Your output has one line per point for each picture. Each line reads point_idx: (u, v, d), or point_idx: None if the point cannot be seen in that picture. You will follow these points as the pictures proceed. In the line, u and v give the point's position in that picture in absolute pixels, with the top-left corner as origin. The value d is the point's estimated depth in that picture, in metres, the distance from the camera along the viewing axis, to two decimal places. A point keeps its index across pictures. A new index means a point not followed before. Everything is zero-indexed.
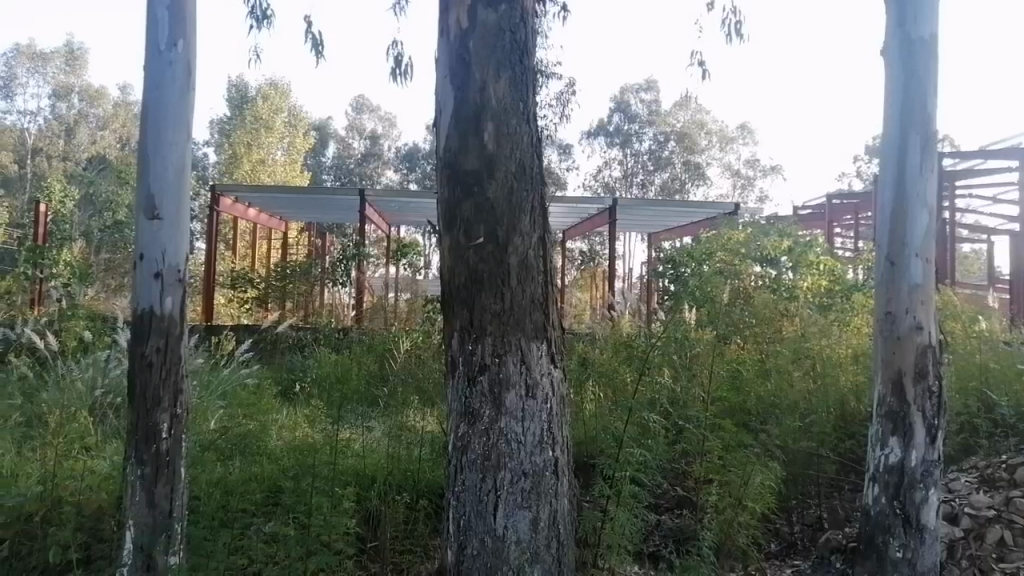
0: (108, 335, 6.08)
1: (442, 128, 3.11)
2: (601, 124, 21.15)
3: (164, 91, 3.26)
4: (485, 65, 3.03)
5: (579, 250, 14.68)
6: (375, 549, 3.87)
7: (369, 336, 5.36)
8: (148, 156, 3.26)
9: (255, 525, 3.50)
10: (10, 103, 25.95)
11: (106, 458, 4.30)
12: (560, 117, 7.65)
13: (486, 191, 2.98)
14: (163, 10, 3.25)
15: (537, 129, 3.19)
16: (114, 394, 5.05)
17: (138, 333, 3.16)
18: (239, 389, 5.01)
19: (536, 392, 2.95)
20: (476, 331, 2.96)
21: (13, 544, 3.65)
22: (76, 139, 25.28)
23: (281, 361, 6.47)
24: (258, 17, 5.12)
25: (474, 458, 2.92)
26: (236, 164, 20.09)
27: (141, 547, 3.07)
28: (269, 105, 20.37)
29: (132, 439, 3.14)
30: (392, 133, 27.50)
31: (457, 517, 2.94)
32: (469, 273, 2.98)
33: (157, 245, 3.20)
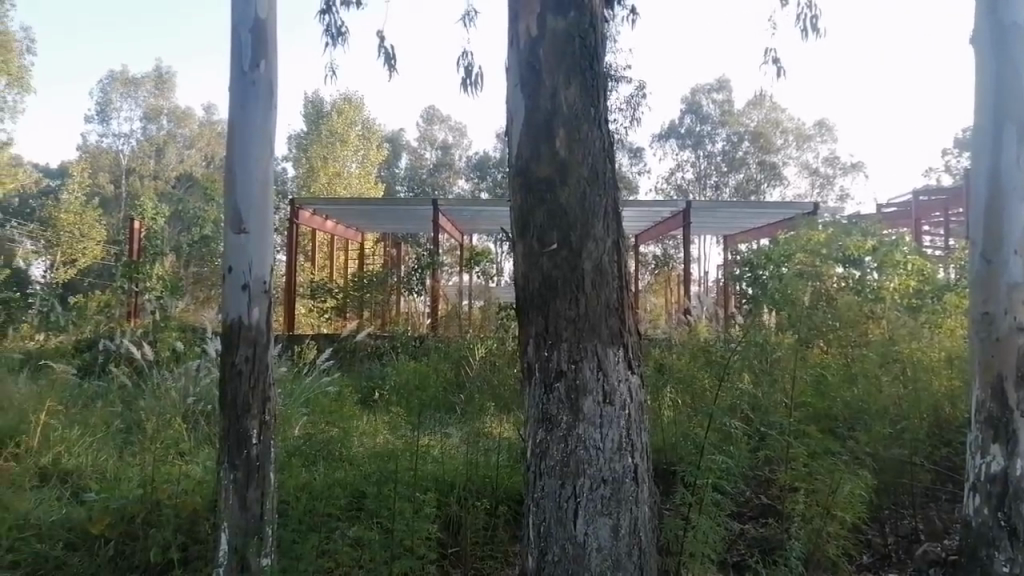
0: (199, 344, 6.38)
1: (514, 136, 3.13)
2: (671, 126, 20.91)
3: (249, 109, 3.41)
4: (556, 72, 3.04)
5: (653, 254, 14.46)
6: (456, 555, 3.94)
7: (446, 343, 5.44)
8: (235, 172, 3.41)
9: (341, 529, 3.61)
10: (106, 126, 27.57)
11: (199, 463, 4.49)
12: (632, 120, 7.61)
13: (559, 196, 2.99)
14: (246, 33, 3.39)
15: (608, 134, 3.18)
16: (204, 401, 5.24)
17: (229, 342, 3.29)
18: (321, 395, 5.16)
19: (614, 398, 2.93)
20: (552, 336, 2.97)
21: (117, 544, 3.84)
22: (165, 159, 26.60)
23: (360, 368, 6.63)
24: (333, 34, 5.28)
25: (553, 464, 2.92)
26: (313, 177, 20.69)
27: (236, 548, 3.19)
28: (344, 119, 21.03)
29: (225, 444, 3.27)
30: (463, 142, 27.93)
31: (536, 524, 2.95)
32: (544, 279, 2.99)
33: (244, 258, 3.34)
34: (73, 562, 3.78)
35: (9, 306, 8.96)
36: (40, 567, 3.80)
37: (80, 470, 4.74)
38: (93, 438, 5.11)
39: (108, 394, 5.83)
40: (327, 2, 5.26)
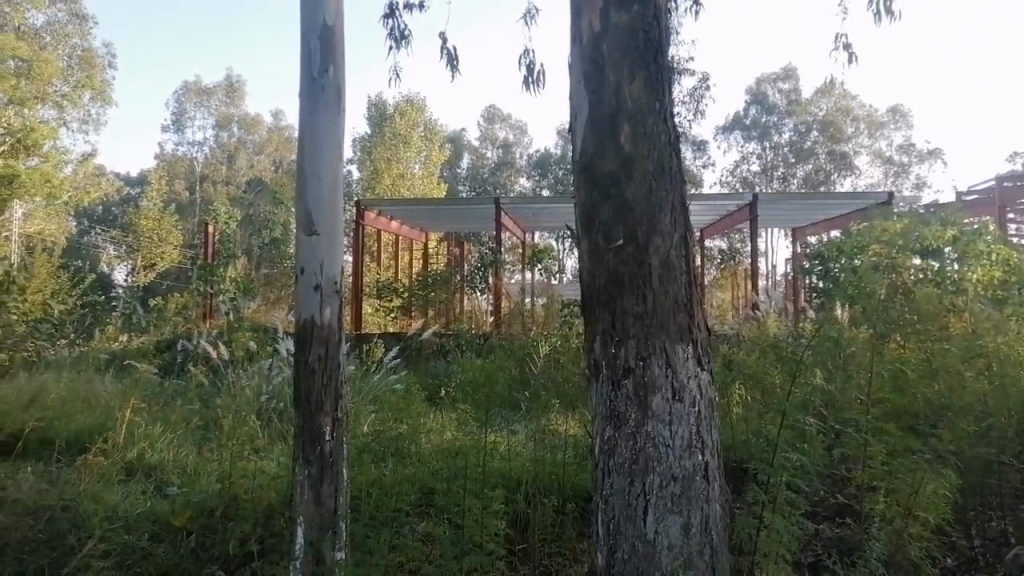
0: (270, 344, 6.57)
1: (578, 132, 3.12)
2: (736, 117, 20.95)
3: (318, 113, 3.49)
4: (620, 68, 3.02)
5: (719, 248, 14.18)
6: (525, 552, 4.00)
7: (510, 340, 5.45)
8: (306, 175, 3.50)
9: (410, 524, 3.70)
10: (181, 135, 28.64)
11: (273, 459, 4.62)
12: (695, 112, 7.48)
13: (624, 191, 2.96)
14: (315, 39, 3.48)
15: (675, 128, 3.12)
16: (277, 399, 5.39)
17: (302, 341, 3.38)
18: (388, 392, 5.23)
19: (684, 395, 2.89)
20: (619, 333, 2.95)
21: (198, 536, 4.01)
22: (236, 165, 27.49)
23: (426, 366, 6.72)
24: (397, 37, 5.36)
25: (621, 462, 2.90)
26: (377, 179, 20.98)
27: (312, 541, 3.27)
28: (407, 120, 21.34)
29: (300, 440, 3.36)
30: (524, 140, 28.04)
31: (605, 522, 2.93)
32: (610, 275, 2.97)
33: (316, 259, 3.42)
34: (158, 553, 3.96)
35: (95, 308, 9.41)
36: (129, 557, 3.97)
37: (162, 465, 4.96)
38: (174, 434, 5.33)
39: (188, 391, 6.08)
40: (390, 6, 5.34)
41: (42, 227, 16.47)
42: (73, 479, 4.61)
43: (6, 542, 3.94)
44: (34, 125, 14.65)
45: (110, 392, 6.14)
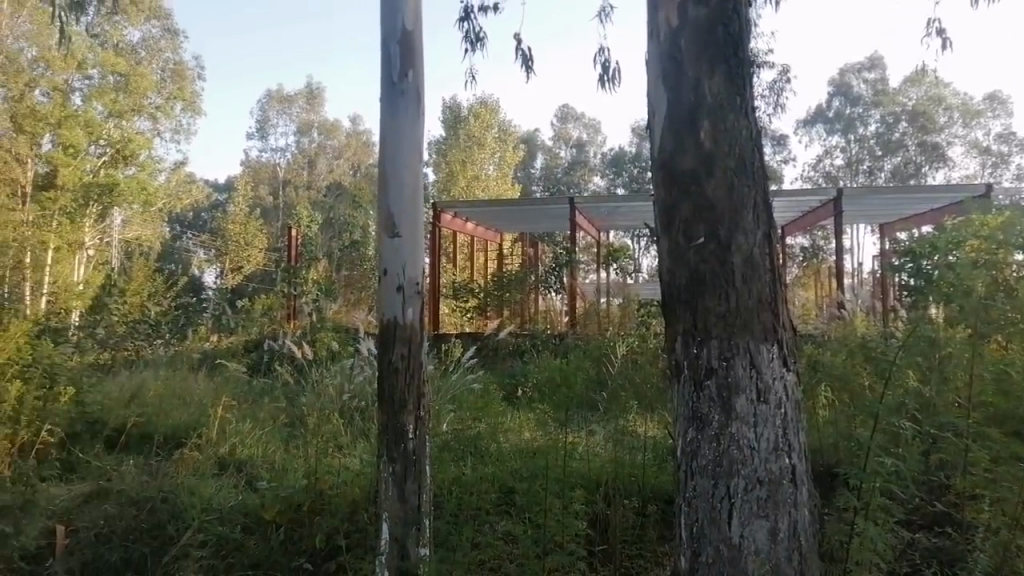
0: (351, 344, 6.75)
1: (656, 130, 3.08)
2: (819, 111, 20.67)
3: (398, 117, 3.57)
4: (699, 64, 2.97)
5: (801, 246, 13.72)
6: (605, 554, 3.97)
7: (586, 340, 5.43)
8: (387, 178, 3.57)
9: (490, 523, 3.77)
10: (265, 142, 29.66)
11: (357, 455, 4.74)
12: (775, 106, 7.28)
13: (705, 188, 2.91)
14: (394, 45, 3.56)
15: (757, 124, 3.05)
16: (360, 398, 5.50)
17: (385, 340, 3.45)
18: (467, 391, 5.29)
19: (769, 396, 2.82)
20: (702, 333, 2.89)
21: (286, 529, 4.17)
22: (317, 170, 28.32)
23: (503, 366, 6.77)
24: (472, 40, 5.42)
25: (705, 464, 2.85)
26: (452, 181, 21.26)
27: (397, 537, 3.35)
28: (482, 122, 21.58)
29: (384, 438, 3.44)
30: (597, 139, 28.05)
31: (688, 524, 2.89)
32: (690, 274, 2.92)
33: (398, 260, 3.50)
34: (250, 544, 4.14)
35: (187, 310, 9.84)
36: (224, 547, 4.17)
37: (252, 460, 5.14)
38: (263, 431, 5.55)
39: (275, 389, 6.31)
40: (465, 10, 5.40)
41: (139, 232, 17.26)
42: (171, 472, 4.85)
43: (113, 530, 4.22)
44: (132, 136, 15.84)
45: (203, 390, 6.45)
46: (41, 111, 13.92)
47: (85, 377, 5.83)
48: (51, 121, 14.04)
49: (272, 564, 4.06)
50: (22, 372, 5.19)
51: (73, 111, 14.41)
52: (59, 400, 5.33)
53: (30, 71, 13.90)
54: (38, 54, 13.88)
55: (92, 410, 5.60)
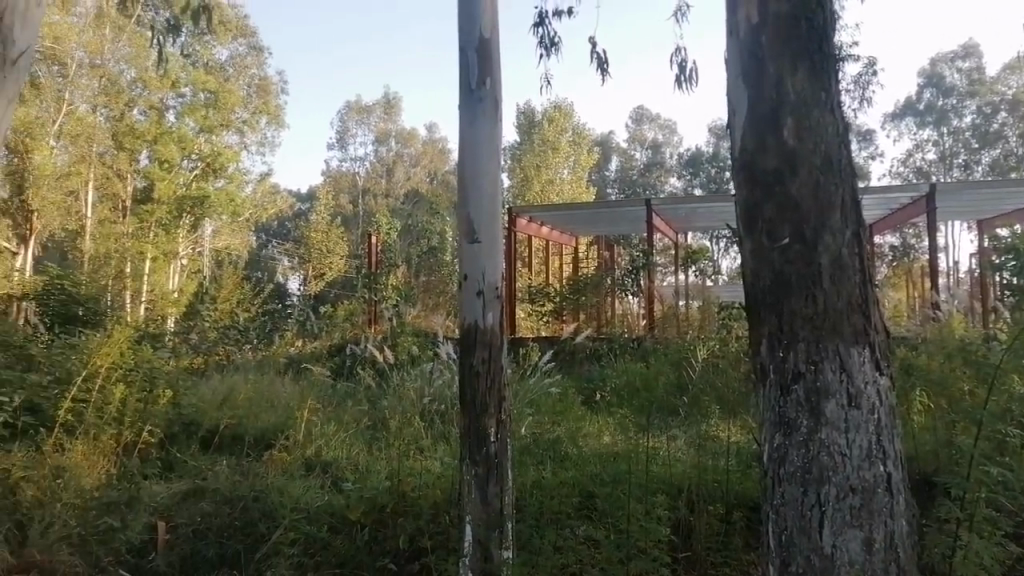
0: (431, 349, 6.88)
1: (736, 130, 2.91)
2: (909, 102, 19.72)
3: (477, 123, 3.61)
4: (781, 60, 2.78)
5: (890, 245, 13.16)
6: (689, 560, 3.83)
7: (665, 344, 5.37)
8: (467, 185, 3.63)
9: (572, 527, 3.80)
10: (344, 152, 30.46)
11: (437, 458, 4.83)
12: (862, 100, 7.01)
13: (789, 188, 2.73)
14: (472, 53, 3.61)
15: (845, 118, 2.84)
16: (439, 401, 5.63)
17: (465, 345, 3.49)
18: (546, 395, 5.31)
19: (861, 401, 2.64)
20: (788, 336, 2.71)
21: (371, 529, 4.25)
22: (395, 178, 28.88)
23: (581, 370, 6.78)
24: (547, 45, 5.44)
25: (793, 470, 2.69)
26: (527, 186, 21.37)
27: (480, 539, 3.37)
28: (556, 127, 21.17)
29: (466, 441, 3.48)
30: (673, 139, 27.65)
31: (775, 532, 2.72)
32: (775, 276, 2.74)
33: (478, 266, 3.54)
34: (337, 543, 4.25)
35: (273, 315, 10.09)
36: (311, 546, 4.28)
37: (337, 461, 5.28)
38: (346, 433, 5.70)
39: (358, 393, 6.48)
40: (539, 15, 5.42)
41: (229, 242, 17.99)
42: (262, 472, 5.07)
43: (209, 527, 4.42)
44: (221, 149, 16.39)
45: (290, 393, 6.70)
46: (139, 129, 14.99)
47: (181, 381, 6.35)
48: (147, 139, 15.08)
49: (359, 563, 4.16)
50: (126, 375, 5.78)
51: (167, 128, 15.32)
52: (158, 402, 5.86)
53: (129, 92, 14.88)
54: (137, 74, 14.78)
55: (187, 412, 6.02)
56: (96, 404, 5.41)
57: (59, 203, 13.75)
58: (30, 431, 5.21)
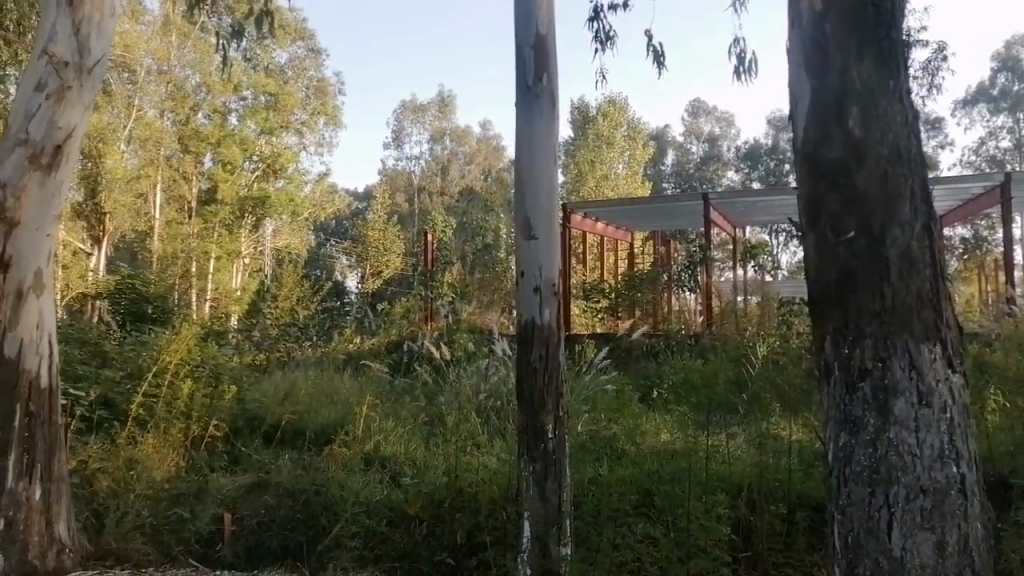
0: (486, 346, 6.91)
1: (798, 122, 2.77)
2: (981, 88, 18.88)
3: (533, 120, 3.62)
4: (847, 48, 2.65)
5: (960, 236, 12.66)
6: (750, 561, 3.88)
7: (723, 341, 5.28)
8: (524, 182, 3.63)
9: (631, 525, 3.80)
10: (400, 151, 30.79)
11: (494, 454, 4.80)
12: (931, 87, 6.76)
13: (856, 180, 2.60)
14: (529, 50, 3.62)
15: (914, 108, 2.70)
16: (495, 397, 5.64)
17: (524, 342, 3.51)
18: (602, 392, 5.28)
19: (932, 400, 2.50)
20: (855, 332, 2.58)
21: (429, 524, 4.31)
22: (449, 176, 29.09)
23: (637, 367, 6.72)
24: (602, 40, 5.40)
25: (860, 470, 2.55)
26: (581, 182, 21.22)
27: (538, 535, 3.38)
28: (610, 121, 21.40)
29: (525, 438, 3.49)
30: (731, 132, 27.18)
31: (841, 532, 2.59)
32: (841, 270, 2.61)
33: (536, 262, 3.55)
34: (396, 537, 4.32)
35: (331, 313, 10.26)
36: (371, 540, 4.37)
37: (395, 457, 5.34)
38: (404, 429, 5.75)
39: (415, 389, 6.55)
40: (595, 10, 5.39)
41: (288, 241, 18.43)
42: (323, 466, 5.18)
43: (272, 519, 4.56)
44: (281, 150, 16.68)
45: (349, 389, 6.81)
46: (204, 133, 15.46)
47: (244, 377, 6.53)
48: (211, 142, 15.54)
49: (417, 557, 4.23)
50: (193, 371, 5.96)
51: (230, 131, 15.71)
52: (223, 397, 5.97)
53: (194, 96, 15.37)
54: (201, 79, 15.23)
55: (250, 407, 6.19)
56: (165, 399, 5.60)
57: (129, 205, 14.37)
58: (105, 424, 5.46)
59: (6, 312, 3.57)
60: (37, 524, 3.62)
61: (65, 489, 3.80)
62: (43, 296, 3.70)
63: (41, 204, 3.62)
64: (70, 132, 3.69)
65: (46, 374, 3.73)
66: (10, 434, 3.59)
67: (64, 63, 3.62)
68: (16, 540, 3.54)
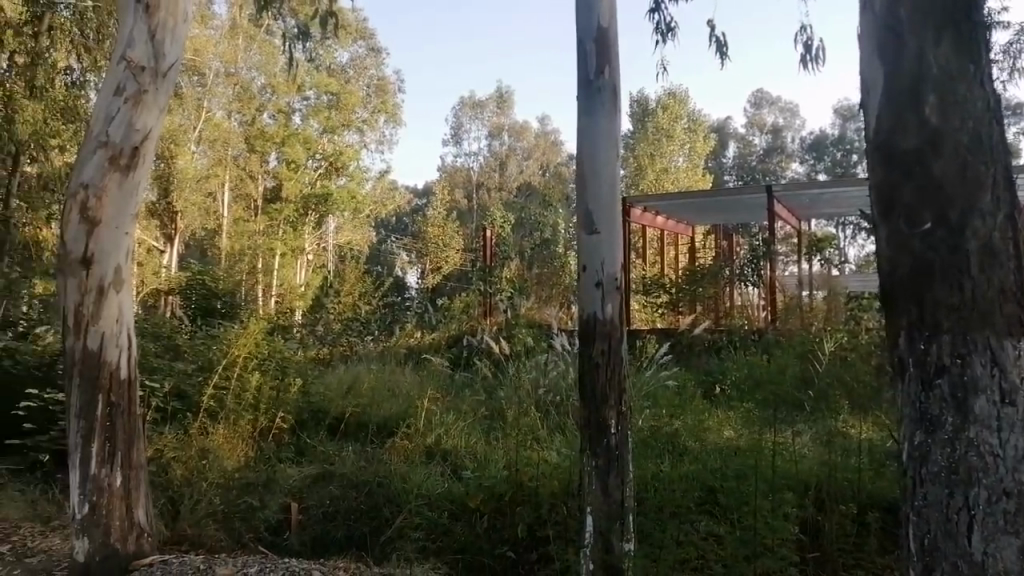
0: (545, 341, 6.92)
1: (870, 108, 2.59)
2: None
3: (594, 114, 3.59)
4: (922, 29, 2.46)
5: None
6: (818, 561, 3.75)
7: (789, 336, 5.16)
8: (586, 177, 3.61)
9: (696, 523, 3.76)
10: (459, 147, 31.00)
11: (554, 449, 4.80)
12: (1012, 71, 6.46)
13: (932, 169, 2.42)
14: (590, 44, 3.59)
15: (997, 92, 2.50)
16: (554, 392, 5.65)
17: (586, 336, 3.50)
18: (663, 389, 5.23)
19: (1016, 398, 2.33)
20: (931, 327, 2.40)
21: (490, 517, 4.34)
22: (508, 172, 29.16)
23: (699, 363, 6.63)
24: (663, 30, 5.32)
25: (937, 471, 2.39)
26: (641, 175, 20.95)
27: (601, 531, 3.37)
28: (670, 114, 21.04)
29: (586, 433, 3.48)
30: (795, 122, 26.49)
31: (917, 535, 2.43)
32: (916, 263, 2.43)
33: (598, 257, 3.53)
34: (457, 530, 4.36)
35: (392, 309, 10.42)
36: (433, 532, 4.43)
37: (456, 450, 5.38)
38: (464, 423, 5.77)
39: (474, 383, 6.60)
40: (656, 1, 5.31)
41: (350, 238, 18.78)
42: (385, 459, 5.26)
43: (337, 509, 4.70)
44: (343, 149, 16.63)
45: (410, 383, 6.92)
46: (269, 133, 15.81)
47: (308, 371, 6.69)
48: (276, 141, 15.84)
49: (478, 549, 4.24)
50: (260, 364, 6.12)
51: (294, 130, 15.92)
52: (289, 390, 6.17)
53: (260, 97, 15.81)
54: (266, 80, 15.66)
55: (315, 400, 6.34)
56: (235, 391, 5.79)
57: (198, 204, 14.95)
58: (180, 415, 5.70)
59: (88, 307, 3.73)
60: (118, 510, 3.79)
61: (143, 476, 3.94)
62: (123, 291, 3.85)
63: (120, 204, 3.77)
64: (147, 134, 3.83)
65: (126, 365, 3.87)
66: (93, 423, 3.75)
67: (140, 68, 3.76)
68: (99, 523, 3.74)
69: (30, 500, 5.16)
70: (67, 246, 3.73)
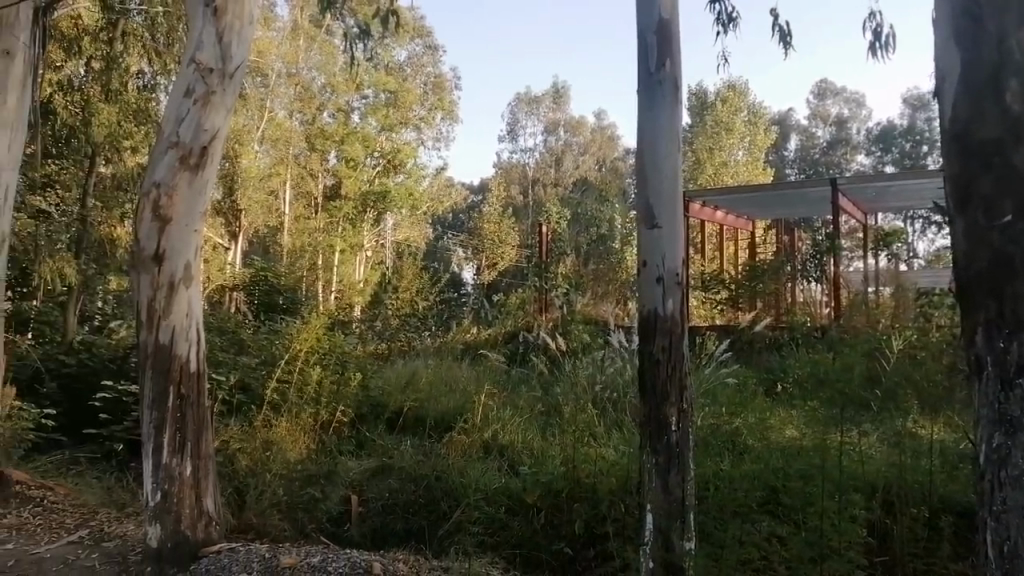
0: (602, 338, 6.89)
1: (945, 96, 2.48)
2: None
3: (654, 108, 3.54)
4: (1004, 13, 2.35)
5: None
6: (887, 564, 3.68)
7: (856, 334, 5.01)
8: (646, 171, 3.57)
9: (759, 523, 3.69)
10: (514, 143, 31.07)
11: (612, 446, 4.77)
12: None
13: (1013, 159, 2.31)
14: (651, 36, 3.54)
15: None
16: (612, 389, 5.62)
17: (645, 332, 3.45)
18: (723, 388, 5.15)
19: None
20: (1012, 324, 2.27)
21: (547, 513, 4.34)
22: (563, 167, 29.08)
23: (760, 360, 6.51)
24: (725, 21, 5.21)
25: (1019, 474, 2.24)
26: (699, 169, 20.62)
27: (661, 529, 3.34)
28: (729, 107, 20.62)
29: (646, 430, 3.43)
30: (861, 113, 25.66)
31: (996, 541, 2.27)
32: (995, 257, 2.31)
33: (659, 252, 3.49)
34: (514, 525, 4.38)
35: (449, 305, 10.54)
36: (491, 527, 4.44)
37: (513, 446, 5.38)
38: (521, 418, 5.78)
39: (531, 379, 6.62)
40: None
41: (408, 234, 19.01)
42: (442, 453, 5.31)
43: (396, 502, 4.76)
44: (400, 146, 16.67)
45: (467, 378, 6.97)
46: (329, 131, 15.98)
47: (368, 365, 6.79)
48: (336, 139, 15.94)
49: (535, 545, 4.26)
50: (321, 359, 6.24)
51: (353, 129, 16.00)
52: (349, 383, 6.25)
53: (320, 96, 16.09)
54: (326, 80, 15.97)
55: (374, 395, 6.44)
56: (297, 385, 5.94)
57: (262, 202, 15.45)
58: (244, 408, 5.87)
59: (160, 302, 3.87)
60: (188, 499, 3.92)
61: (211, 467, 4.06)
62: (192, 287, 3.97)
63: (190, 202, 3.90)
64: (215, 134, 3.94)
65: (195, 359, 3.99)
66: (165, 414, 3.89)
67: (208, 70, 3.86)
68: (170, 510, 3.88)
69: (106, 487, 5.38)
70: (141, 244, 3.86)
